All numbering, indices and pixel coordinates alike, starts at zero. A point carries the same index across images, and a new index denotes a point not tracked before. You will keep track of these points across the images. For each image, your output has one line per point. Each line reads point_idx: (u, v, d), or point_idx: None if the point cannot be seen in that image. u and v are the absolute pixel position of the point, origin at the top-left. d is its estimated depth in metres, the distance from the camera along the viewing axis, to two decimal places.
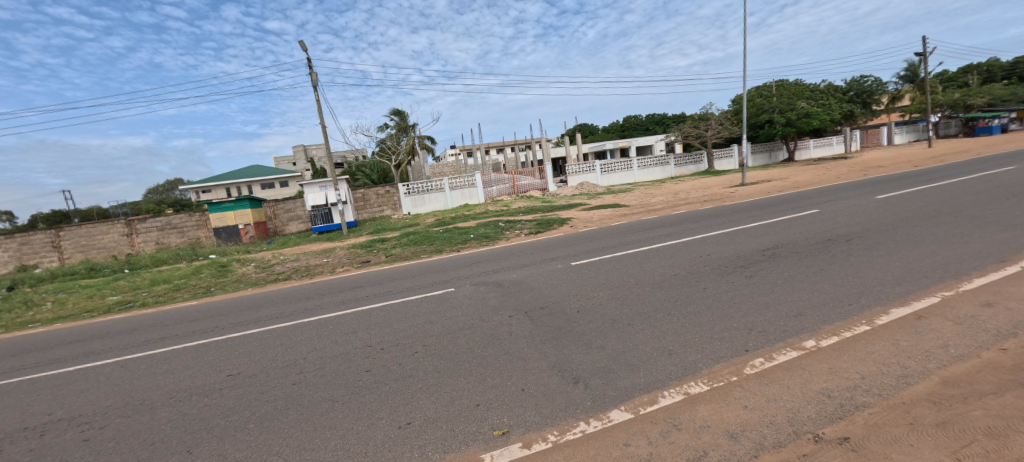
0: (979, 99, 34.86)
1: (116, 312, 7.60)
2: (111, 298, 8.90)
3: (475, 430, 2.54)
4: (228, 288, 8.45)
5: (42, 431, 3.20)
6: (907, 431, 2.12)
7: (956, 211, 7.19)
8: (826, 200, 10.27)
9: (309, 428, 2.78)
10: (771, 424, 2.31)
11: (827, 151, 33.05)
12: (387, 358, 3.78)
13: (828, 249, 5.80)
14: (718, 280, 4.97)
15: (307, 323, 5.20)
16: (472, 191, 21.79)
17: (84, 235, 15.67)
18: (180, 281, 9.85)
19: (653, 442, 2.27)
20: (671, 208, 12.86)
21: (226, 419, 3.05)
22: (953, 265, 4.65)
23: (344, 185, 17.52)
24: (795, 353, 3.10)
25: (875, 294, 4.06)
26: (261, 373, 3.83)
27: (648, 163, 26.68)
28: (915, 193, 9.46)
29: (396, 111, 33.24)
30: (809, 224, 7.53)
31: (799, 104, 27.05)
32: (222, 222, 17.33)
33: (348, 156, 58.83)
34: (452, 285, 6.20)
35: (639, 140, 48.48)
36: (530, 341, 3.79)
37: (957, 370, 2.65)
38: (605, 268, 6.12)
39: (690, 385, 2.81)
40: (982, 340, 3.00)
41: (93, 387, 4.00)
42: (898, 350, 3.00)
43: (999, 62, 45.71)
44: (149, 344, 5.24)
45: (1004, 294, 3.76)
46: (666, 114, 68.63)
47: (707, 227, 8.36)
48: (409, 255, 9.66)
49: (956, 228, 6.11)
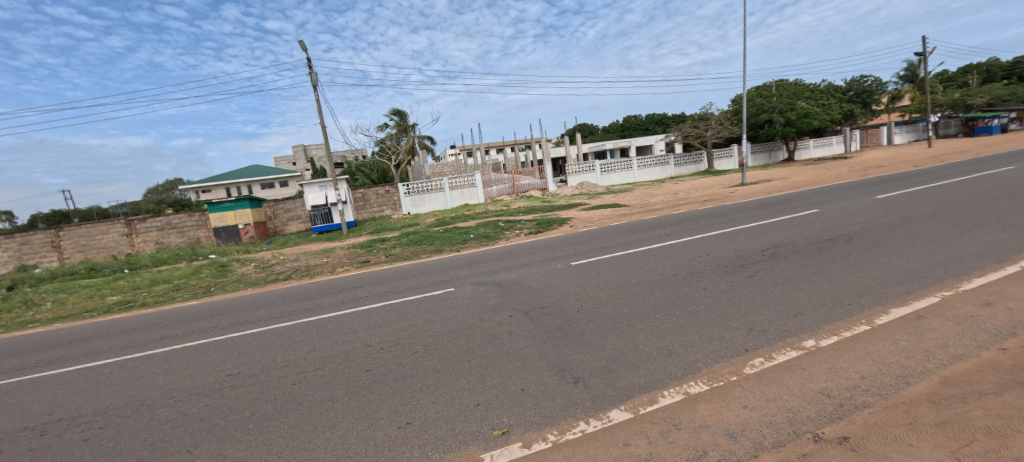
0: (979, 99, 34.87)
1: (116, 312, 7.59)
2: (110, 298, 8.89)
3: (475, 430, 2.54)
4: (228, 288, 8.44)
5: (42, 431, 3.19)
6: (906, 431, 2.13)
7: (956, 211, 7.19)
8: (825, 200, 10.26)
9: (309, 428, 2.78)
10: (771, 424, 2.32)
11: (827, 151, 33.06)
12: (387, 358, 3.78)
13: (828, 249, 5.80)
14: (718, 280, 4.97)
15: (307, 323, 5.21)
16: (472, 191, 21.78)
17: (84, 235, 15.66)
18: (180, 281, 9.84)
19: (653, 442, 2.27)
20: (671, 208, 12.85)
21: (226, 418, 3.05)
22: (953, 265, 4.65)
23: (344, 185, 17.51)
24: (795, 353, 3.10)
25: (875, 294, 4.06)
26: (261, 373, 3.83)
27: (648, 162, 26.68)
28: (915, 193, 9.46)
29: (396, 111, 33.20)
30: (809, 224, 7.53)
31: (799, 104, 27.06)
32: (222, 221, 17.33)
33: (348, 156, 58.79)
34: (452, 285, 6.19)
35: (639, 140, 48.48)
36: (530, 340, 3.78)
37: (957, 370, 2.65)
38: (605, 268, 6.12)
39: (690, 385, 2.81)
40: (981, 339, 3.00)
41: (92, 387, 3.99)
42: (897, 349, 3.00)
43: (999, 62, 45.74)
44: (149, 344, 5.24)
45: (1004, 294, 3.76)
46: (666, 115, 68.65)
47: (707, 227, 8.35)
48: (409, 255, 9.65)
49: (956, 228, 6.12)
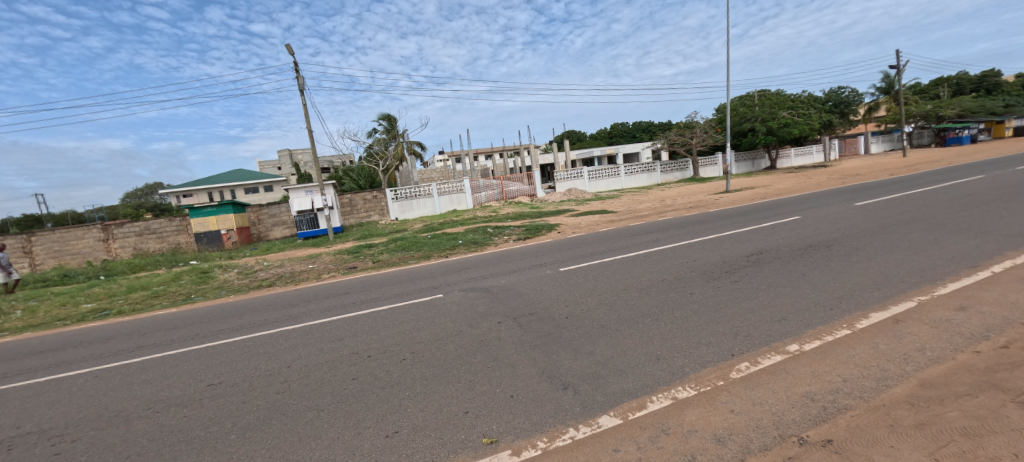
0: (951, 110, 36.26)
1: (91, 321, 7.32)
2: (85, 306, 8.61)
3: (464, 438, 2.52)
4: (209, 296, 8.23)
5: (9, 446, 3.06)
6: (887, 433, 2.18)
7: (930, 218, 7.42)
8: (808, 207, 10.49)
9: (293, 439, 2.72)
10: (757, 428, 2.35)
11: (807, 160, 33.93)
12: (374, 365, 3.73)
13: (809, 255, 5.92)
14: (704, 285, 5.05)
15: (292, 331, 5.09)
16: (461, 197, 21.79)
17: (58, 240, 15.27)
18: (159, 288, 9.56)
19: (642, 447, 2.28)
20: (658, 214, 12.99)
21: (207, 429, 2.97)
22: (927, 270, 4.80)
23: (330, 189, 17.27)
24: (780, 357, 3.16)
25: (855, 299, 4.17)
26: (243, 382, 3.74)
27: (637, 169, 27.01)
28: (891, 201, 9.75)
29: (385, 116, 32.78)
30: (790, 231, 7.70)
31: (780, 114, 27.65)
32: (203, 227, 16.32)
33: (336, 161, 58.33)
34: (440, 291, 6.16)
35: (627, 148, 49.24)
36: (519, 346, 3.79)
37: (935, 371, 2.73)
38: (594, 273, 6.17)
39: (678, 389, 2.84)
40: (957, 342, 3.11)
41: (63, 399, 3.82)
42: (877, 353, 3.08)
43: (968, 75, 47.48)
44: (123, 354, 5.06)
45: (978, 298, 3.89)
46: (653, 123, 69.90)
47: (693, 233, 8.49)
48: (397, 262, 9.53)
49: (931, 235, 6.32)
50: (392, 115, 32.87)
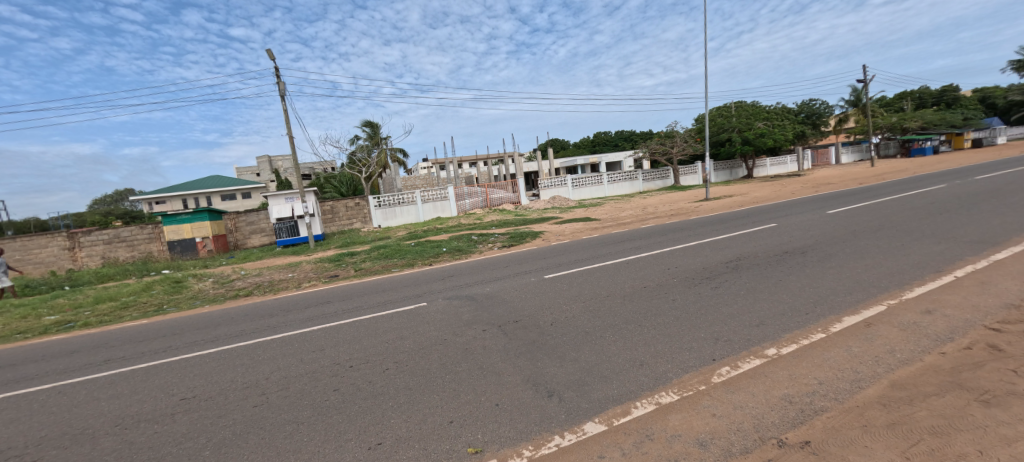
0: (914, 122, 38.02)
1: (54, 333, 7.00)
2: (49, 318, 8.21)
3: (450, 448, 2.49)
4: (182, 306, 7.95)
5: None
6: (861, 433, 2.25)
7: (897, 225, 7.75)
8: (783, 214, 10.82)
9: (272, 452, 2.65)
10: (738, 431, 2.39)
11: (782, 170, 35.02)
12: (357, 376, 3.66)
13: (786, 261, 6.10)
14: (686, 291, 5.14)
15: (270, 341, 4.95)
16: (445, 204, 21.69)
17: (20, 248, 14.57)
18: (129, 298, 9.20)
19: (627, 453, 2.29)
20: (640, 222, 13.20)
21: (180, 446, 2.86)
22: (896, 275, 4.99)
23: (311, 196, 17.02)
24: (758, 361, 3.24)
25: (829, 303, 4.32)
26: (219, 395, 3.62)
27: (620, 177, 27.43)
28: (861, 209, 10.14)
29: (368, 123, 32.57)
30: (767, 237, 7.92)
31: (755, 125, 28.52)
32: (177, 235, 15.95)
33: (316, 167, 57.42)
34: (424, 299, 6.10)
35: (609, 156, 49.98)
36: (504, 354, 3.77)
37: (905, 373, 2.84)
38: (578, 280, 6.22)
39: (661, 394, 2.88)
40: (924, 344, 3.24)
41: (23, 417, 3.63)
42: (851, 355, 3.18)
43: (929, 89, 50.10)
44: (89, 368, 4.83)
45: (941, 302, 4.08)
46: (634, 132, 71.26)
47: (674, 240, 8.65)
48: (380, 270, 9.42)
49: (898, 241, 6.60)
50: (375, 122, 32.68)
